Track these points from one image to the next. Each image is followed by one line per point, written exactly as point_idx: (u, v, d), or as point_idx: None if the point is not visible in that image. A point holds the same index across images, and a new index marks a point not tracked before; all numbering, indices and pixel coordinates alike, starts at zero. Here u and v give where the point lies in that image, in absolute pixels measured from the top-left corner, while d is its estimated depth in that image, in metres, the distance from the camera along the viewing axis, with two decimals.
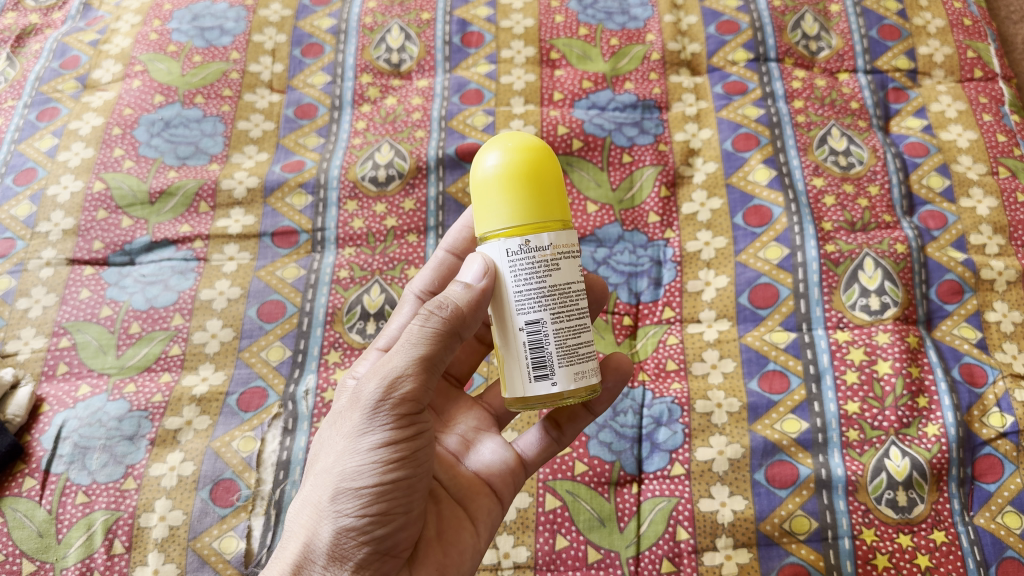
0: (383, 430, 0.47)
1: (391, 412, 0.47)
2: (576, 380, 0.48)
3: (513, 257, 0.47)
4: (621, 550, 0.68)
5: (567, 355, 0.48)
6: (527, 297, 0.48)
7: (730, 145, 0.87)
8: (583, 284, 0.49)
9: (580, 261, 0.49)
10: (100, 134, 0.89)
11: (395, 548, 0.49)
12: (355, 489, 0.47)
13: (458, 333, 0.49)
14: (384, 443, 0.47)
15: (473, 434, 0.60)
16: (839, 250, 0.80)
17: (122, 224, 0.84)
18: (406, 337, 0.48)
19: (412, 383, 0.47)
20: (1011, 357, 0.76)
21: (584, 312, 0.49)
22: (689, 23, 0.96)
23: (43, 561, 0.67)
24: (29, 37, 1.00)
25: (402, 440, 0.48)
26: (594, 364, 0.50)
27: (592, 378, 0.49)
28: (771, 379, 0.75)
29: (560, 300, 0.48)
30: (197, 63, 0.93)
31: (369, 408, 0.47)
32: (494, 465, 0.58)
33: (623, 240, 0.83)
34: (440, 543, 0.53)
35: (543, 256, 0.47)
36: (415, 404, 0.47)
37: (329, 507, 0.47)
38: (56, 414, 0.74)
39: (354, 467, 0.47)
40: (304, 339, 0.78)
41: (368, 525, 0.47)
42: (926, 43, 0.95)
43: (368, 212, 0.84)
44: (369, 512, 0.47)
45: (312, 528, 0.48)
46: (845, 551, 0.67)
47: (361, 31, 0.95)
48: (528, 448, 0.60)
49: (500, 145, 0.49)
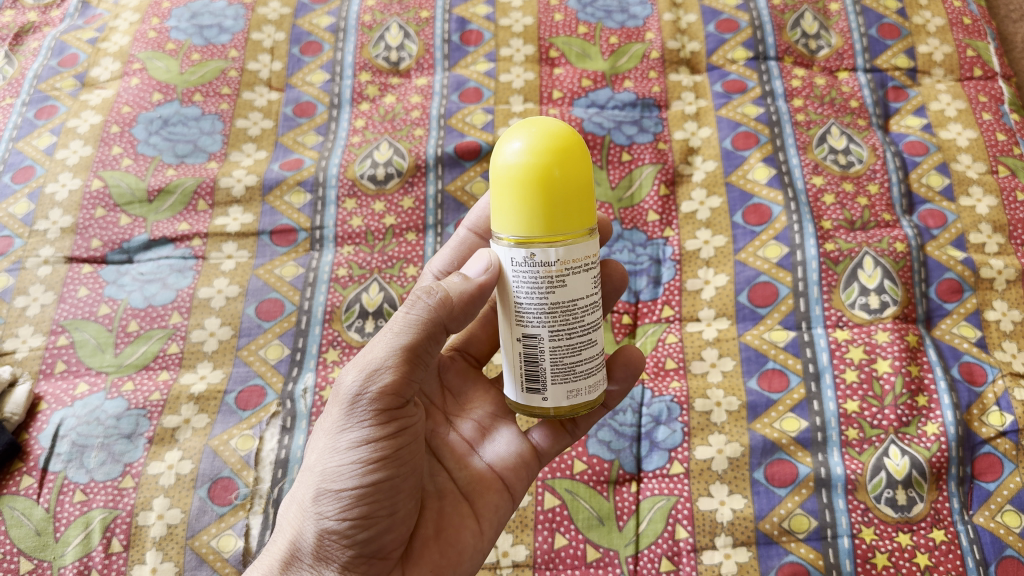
0: (362, 428, 0.47)
1: (369, 407, 0.47)
2: (569, 398, 0.49)
3: (517, 268, 0.47)
4: (620, 549, 0.68)
5: (562, 373, 0.48)
6: (527, 312, 0.47)
7: (729, 144, 0.87)
8: (595, 298, 0.48)
9: (593, 275, 0.47)
10: (98, 132, 0.89)
11: (383, 550, 0.50)
12: (335, 491, 0.47)
13: (444, 322, 0.48)
14: (362, 443, 0.47)
15: (489, 421, 0.59)
16: (839, 249, 0.80)
17: (121, 222, 0.84)
18: (390, 328, 0.47)
19: (390, 375, 0.46)
20: (1011, 356, 0.76)
21: (588, 329, 0.49)
22: (689, 22, 0.96)
23: (40, 560, 0.67)
24: (27, 35, 1.00)
25: (381, 439, 0.48)
26: (596, 380, 0.50)
27: (586, 398, 0.50)
28: (770, 378, 0.75)
29: (561, 318, 0.47)
30: (196, 61, 0.93)
31: (346, 403, 0.47)
32: (506, 458, 0.58)
33: (622, 238, 0.83)
34: (438, 543, 0.53)
35: (547, 273, 0.46)
36: (395, 399, 0.47)
37: (312, 508, 0.48)
38: (54, 412, 0.74)
39: (334, 467, 0.47)
40: (302, 338, 0.78)
41: (350, 528, 0.48)
42: (926, 41, 0.95)
43: (366, 211, 0.84)
44: (350, 514, 0.48)
45: (297, 528, 0.49)
46: (844, 550, 0.67)
47: (359, 29, 0.95)
48: (542, 439, 0.59)
49: (525, 131, 0.47)
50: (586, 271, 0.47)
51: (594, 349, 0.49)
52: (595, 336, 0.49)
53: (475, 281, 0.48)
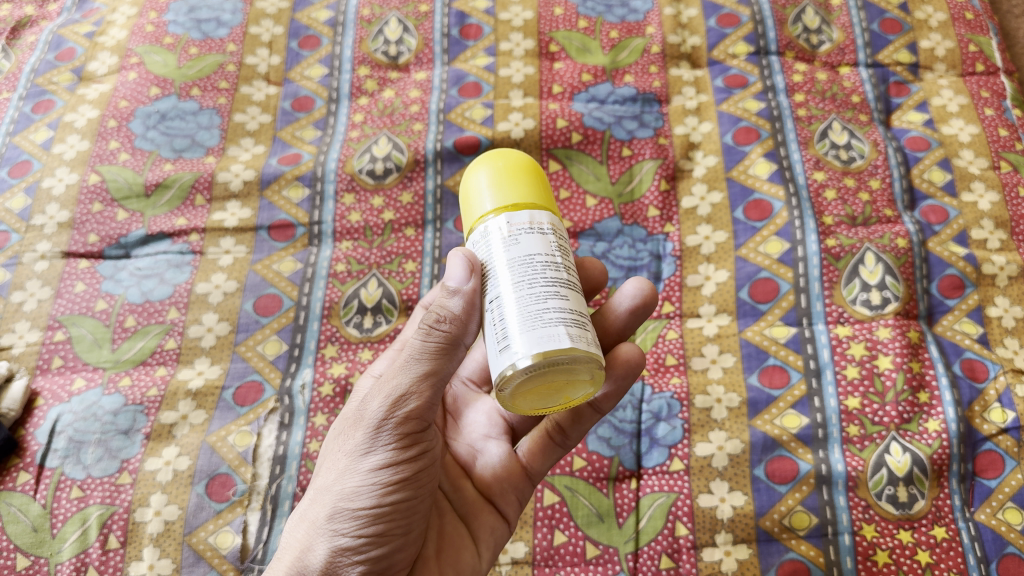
0: (386, 450, 0.50)
1: (394, 431, 0.49)
2: (546, 342, 0.43)
3: (482, 243, 0.49)
4: (620, 546, 0.68)
5: (531, 319, 0.44)
6: (495, 277, 0.47)
7: (730, 138, 0.86)
8: (553, 255, 0.47)
9: (546, 237, 0.48)
10: (95, 127, 0.88)
11: (391, 569, 0.51)
12: (353, 510, 0.49)
13: (462, 347, 0.50)
14: (385, 464, 0.49)
15: (481, 441, 0.61)
16: (840, 245, 0.79)
17: (118, 217, 0.83)
18: (409, 351, 0.49)
19: (415, 402, 0.49)
20: (1012, 353, 0.75)
21: (554, 282, 0.46)
22: (690, 16, 0.95)
23: (37, 556, 0.67)
24: (24, 29, 0.99)
25: (403, 461, 0.50)
26: (572, 328, 0.44)
27: (563, 344, 0.44)
28: (770, 374, 0.75)
29: (523, 270, 0.46)
30: (193, 54, 0.93)
31: (371, 426, 0.49)
32: (499, 476, 0.59)
33: (622, 234, 0.82)
34: (439, 562, 0.54)
35: (506, 235, 0.48)
36: (419, 422, 0.50)
37: (326, 525, 0.50)
38: (51, 408, 0.74)
39: (353, 487, 0.50)
40: (300, 333, 0.77)
41: (364, 545, 0.49)
42: (928, 36, 0.94)
43: (365, 206, 0.83)
44: (366, 534, 0.49)
45: (307, 545, 0.50)
46: (845, 547, 0.67)
47: (358, 23, 0.95)
48: (534, 459, 0.59)
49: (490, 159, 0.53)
50: (541, 234, 0.48)
51: (568, 305, 0.45)
52: (567, 293, 0.46)
53: (466, 287, 0.48)
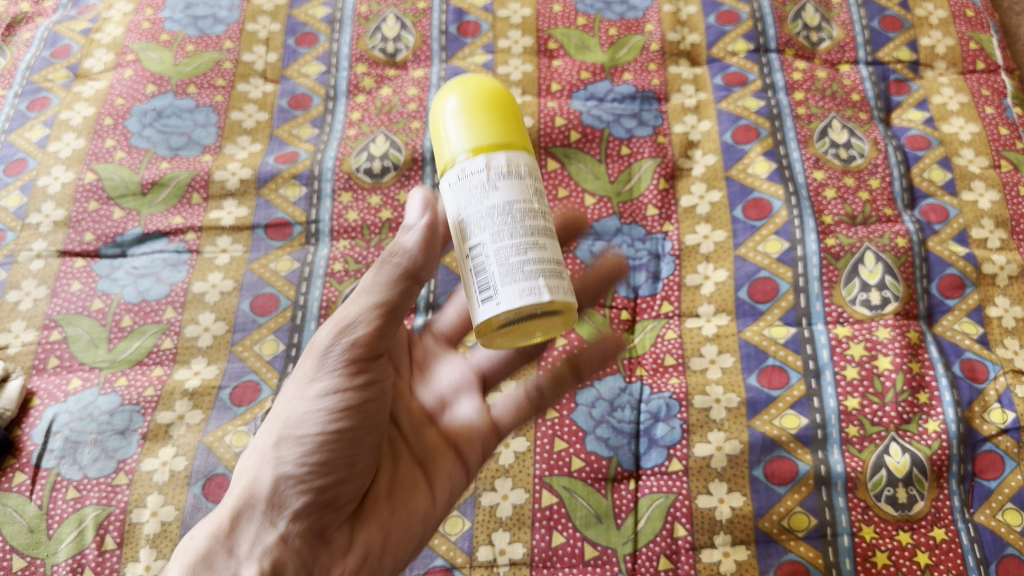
0: (332, 377, 0.49)
1: (341, 357, 0.49)
2: (523, 296, 0.45)
3: (454, 186, 0.48)
4: (618, 547, 0.68)
5: (509, 273, 0.46)
6: (471, 221, 0.47)
7: (730, 137, 0.85)
8: (532, 200, 0.48)
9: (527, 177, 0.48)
10: (91, 124, 0.88)
11: (337, 501, 0.51)
12: (298, 436, 0.49)
13: (415, 282, 0.49)
14: (331, 391, 0.49)
15: (451, 393, 0.61)
16: (839, 244, 0.79)
17: (114, 215, 0.83)
18: (363, 284, 0.49)
19: (364, 329, 0.48)
20: (1012, 353, 0.75)
21: (532, 233, 0.47)
22: (689, 13, 0.94)
23: (33, 557, 0.66)
24: (19, 25, 0.99)
25: (350, 391, 0.50)
26: (551, 276, 0.46)
27: (542, 298, 0.45)
28: (769, 374, 0.74)
29: (500, 218, 0.47)
30: (190, 52, 0.92)
31: (319, 354, 0.49)
32: (469, 427, 0.59)
33: (621, 233, 0.81)
34: (389, 503, 0.55)
35: (476, 178, 0.47)
36: (366, 352, 0.49)
37: (273, 453, 0.49)
38: (47, 408, 0.73)
39: (300, 413, 0.49)
40: (298, 333, 0.77)
41: (308, 474, 0.49)
42: (928, 34, 0.94)
43: (362, 204, 0.83)
44: (309, 461, 0.49)
45: (254, 475, 0.50)
46: (844, 548, 0.67)
47: (356, 20, 0.94)
48: (507, 414, 0.60)
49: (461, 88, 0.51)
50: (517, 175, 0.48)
51: (546, 256, 0.47)
52: (546, 243, 0.47)
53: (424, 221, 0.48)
